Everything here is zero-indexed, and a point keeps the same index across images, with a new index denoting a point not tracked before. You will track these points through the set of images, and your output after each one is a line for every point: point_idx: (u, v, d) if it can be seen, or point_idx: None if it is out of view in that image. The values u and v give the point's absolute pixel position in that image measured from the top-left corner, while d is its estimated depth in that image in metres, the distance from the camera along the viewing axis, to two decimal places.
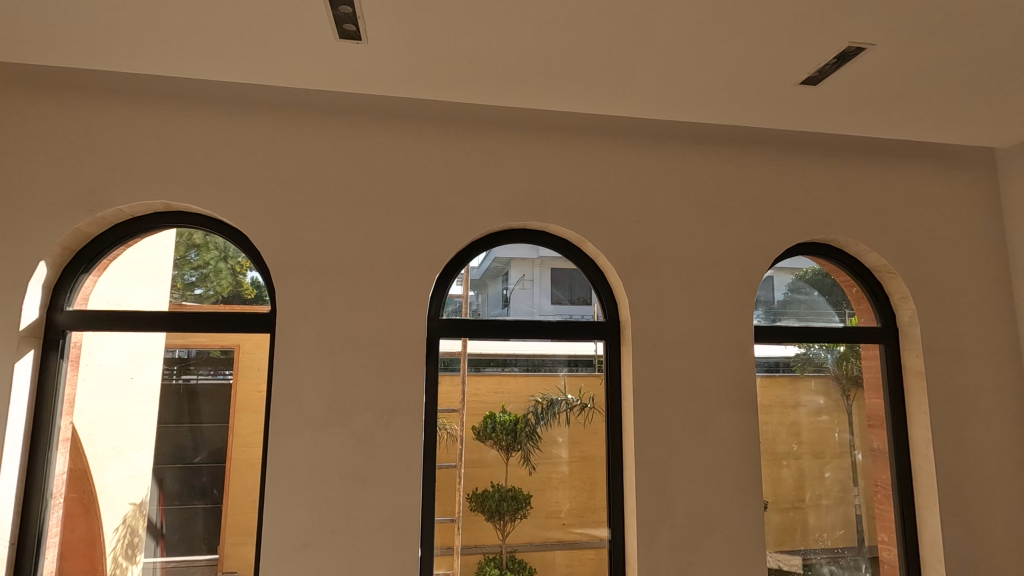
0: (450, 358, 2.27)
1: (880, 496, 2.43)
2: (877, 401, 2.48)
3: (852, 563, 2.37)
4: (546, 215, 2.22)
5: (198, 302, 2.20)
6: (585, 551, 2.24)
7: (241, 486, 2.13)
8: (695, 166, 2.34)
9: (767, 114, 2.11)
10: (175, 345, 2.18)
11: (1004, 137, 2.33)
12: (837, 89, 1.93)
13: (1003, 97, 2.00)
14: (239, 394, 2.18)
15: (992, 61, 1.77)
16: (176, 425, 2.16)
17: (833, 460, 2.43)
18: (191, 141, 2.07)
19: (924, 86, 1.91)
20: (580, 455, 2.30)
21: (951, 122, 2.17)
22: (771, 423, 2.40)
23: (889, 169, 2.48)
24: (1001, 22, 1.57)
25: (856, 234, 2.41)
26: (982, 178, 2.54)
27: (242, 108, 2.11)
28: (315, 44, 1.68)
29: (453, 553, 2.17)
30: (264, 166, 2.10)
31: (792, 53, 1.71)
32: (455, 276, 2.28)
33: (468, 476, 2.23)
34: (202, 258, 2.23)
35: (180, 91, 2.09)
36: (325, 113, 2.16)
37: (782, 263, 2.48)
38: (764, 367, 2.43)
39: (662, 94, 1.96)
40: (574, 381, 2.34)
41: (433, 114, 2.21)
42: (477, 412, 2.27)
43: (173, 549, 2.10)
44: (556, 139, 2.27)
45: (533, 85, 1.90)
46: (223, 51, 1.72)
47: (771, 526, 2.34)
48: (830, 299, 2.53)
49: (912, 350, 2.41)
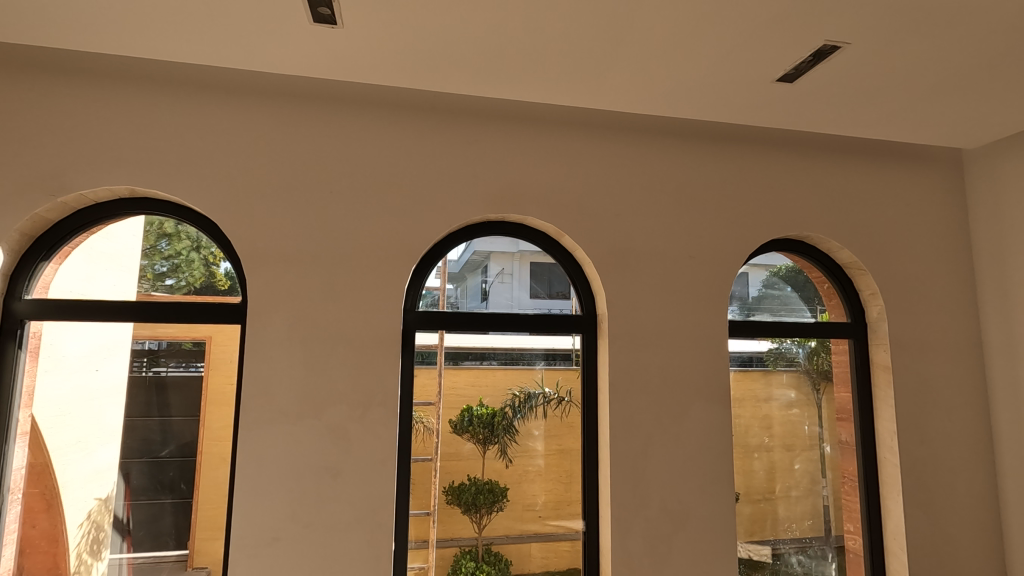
0: (427, 351, 2.25)
1: (847, 487, 2.49)
2: (846, 395, 2.54)
3: (820, 552, 2.43)
4: (525, 208, 2.21)
5: (169, 293, 2.14)
6: (561, 543, 2.25)
7: (212, 480, 2.08)
8: (674, 161, 2.35)
9: (745, 110, 2.13)
10: (143, 336, 2.12)
11: (971, 140, 2.39)
12: (813, 87, 1.95)
13: (971, 99, 2.05)
14: (209, 387, 2.13)
15: (961, 63, 1.81)
16: (143, 418, 2.10)
17: (803, 453, 2.48)
18: (160, 125, 2.01)
19: (895, 87, 1.95)
20: (557, 449, 2.31)
21: (922, 122, 2.22)
22: (743, 416, 2.44)
23: (862, 168, 2.53)
24: (970, 25, 1.61)
25: (829, 232, 2.45)
26: (950, 179, 2.62)
27: (213, 92, 2.05)
28: (289, 28, 1.64)
29: (427, 546, 2.16)
30: (237, 152, 2.04)
31: (769, 50, 1.73)
32: (433, 269, 2.26)
33: (444, 470, 2.22)
34: (173, 248, 2.17)
35: (147, 73, 2.02)
36: (301, 100, 2.11)
37: (757, 259, 2.53)
38: (738, 361, 2.47)
39: (642, 88, 1.96)
40: (551, 374, 2.34)
41: (411, 103, 2.18)
42: (453, 406, 2.26)
43: (140, 546, 2.05)
44: (536, 131, 2.26)
45: (513, 76, 1.88)
46: (192, 32, 1.66)
47: (741, 517, 2.38)
48: (803, 295, 2.58)
49: (879, 344, 2.48)
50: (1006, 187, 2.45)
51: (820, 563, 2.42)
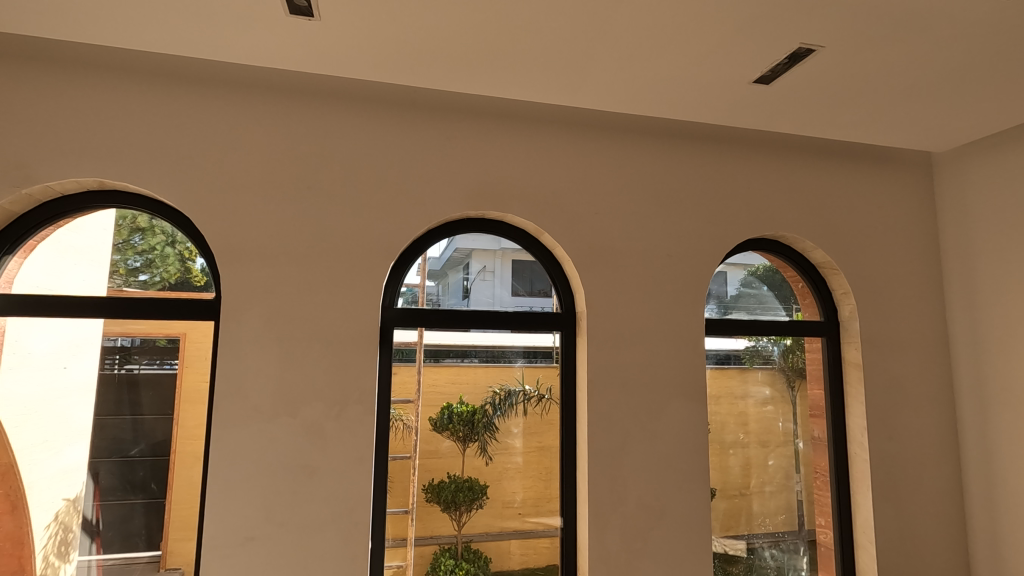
0: (406, 348, 2.24)
1: (819, 482, 2.54)
2: (818, 391, 2.59)
3: (792, 545, 2.48)
4: (505, 206, 2.21)
5: (142, 289, 2.09)
6: (541, 540, 2.26)
7: (184, 480, 2.04)
8: (653, 160, 2.37)
9: (723, 111, 2.15)
10: (114, 333, 2.07)
11: (939, 144, 2.46)
12: (789, 89, 1.98)
13: (940, 104, 2.10)
14: (183, 385, 2.09)
15: (931, 67, 1.85)
16: (115, 416, 2.05)
17: (777, 449, 2.53)
18: (130, 116, 1.95)
19: (867, 90, 1.99)
20: (537, 446, 2.31)
21: (894, 125, 2.27)
22: (719, 413, 2.47)
23: (837, 170, 2.58)
24: (939, 30, 1.65)
25: (804, 232, 2.49)
26: (920, 181, 2.68)
27: (186, 83, 2.01)
28: (264, 19, 1.61)
29: (405, 544, 2.15)
30: (210, 145, 2.00)
31: (747, 51, 1.75)
32: (413, 266, 2.25)
33: (423, 468, 2.21)
34: (147, 243, 2.12)
35: (118, 63, 1.96)
36: (277, 93, 2.07)
37: (734, 259, 2.56)
38: (715, 359, 2.50)
39: (622, 87, 1.97)
40: (531, 372, 2.34)
41: (391, 98, 2.16)
42: (433, 403, 2.25)
43: (109, 547, 2.00)
44: (516, 129, 2.26)
45: (492, 72, 1.88)
46: (163, 21, 1.62)
47: (716, 512, 2.42)
48: (779, 294, 2.62)
49: (851, 342, 2.53)
50: (973, 190, 2.52)
51: (792, 556, 2.47)
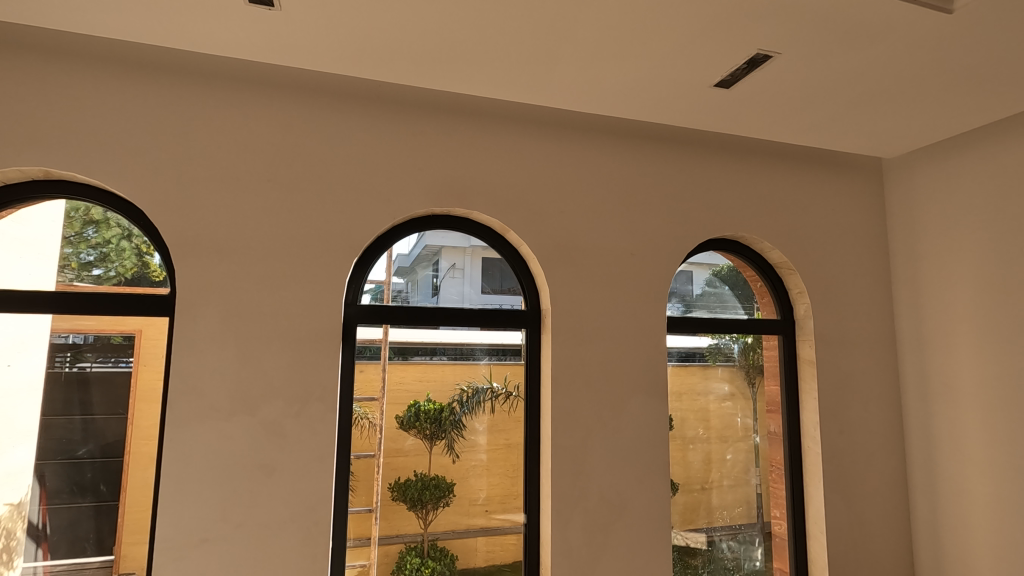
0: (371, 345, 2.21)
1: (775, 475, 2.62)
2: (775, 387, 2.67)
3: (749, 537, 2.56)
4: (471, 203, 2.21)
5: (96, 284, 2.01)
6: (507, 537, 2.27)
7: (138, 481, 1.98)
8: (618, 160, 2.41)
9: (685, 113, 2.20)
10: (64, 330, 1.98)
11: (889, 150, 2.57)
12: (748, 94, 2.04)
13: (890, 111, 2.20)
14: (138, 383, 2.02)
15: (881, 75, 1.93)
16: (63, 416, 1.97)
17: (736, 443, 2.59)
18: (79, 104, 1.87)
19: (821, 97, 2.07)
20: (503, 443, 2.32)
21: (848, 130, 2.36)
22: (681, 408, 2.52)
23: (795, 173, 2.67)
24: (886, 41, 1.72)
25: (763, 233, 2.57)
26: (872, 185, 2.80)
27: (140, 71, 1.94)
28: (222, 7, 1.56)
29: (368, 543, 2.13)
30: (166, 136, 1.94)
31: (707, 55, 1.79)
32: (380, 262, 2.23)
33: (388, 466, 2.20)
34: (102, 236, 2.04)
35: (64, 47, 1.88)
36: (236, 83, 2.02)
37: (698, 259, 2.63)
38: (678, 356, 2.56)
39: (587, 87, 1.99)
40: (498, 369, 2.35)
41: (355, 92, 2.13)
42: (399, 401, 2.24)
43: (56, 553, 1.92)
44: (482, 126, 2.26)
45: (457, 68, 1.87)
46: (113, 5, 1.56)
47: (676, 506, 2.47)
48: (740, 293, 2.70)
49: (805, 340, 2.62)
50: (920, 195, 2.65)
51: (749, 548, 2.55)
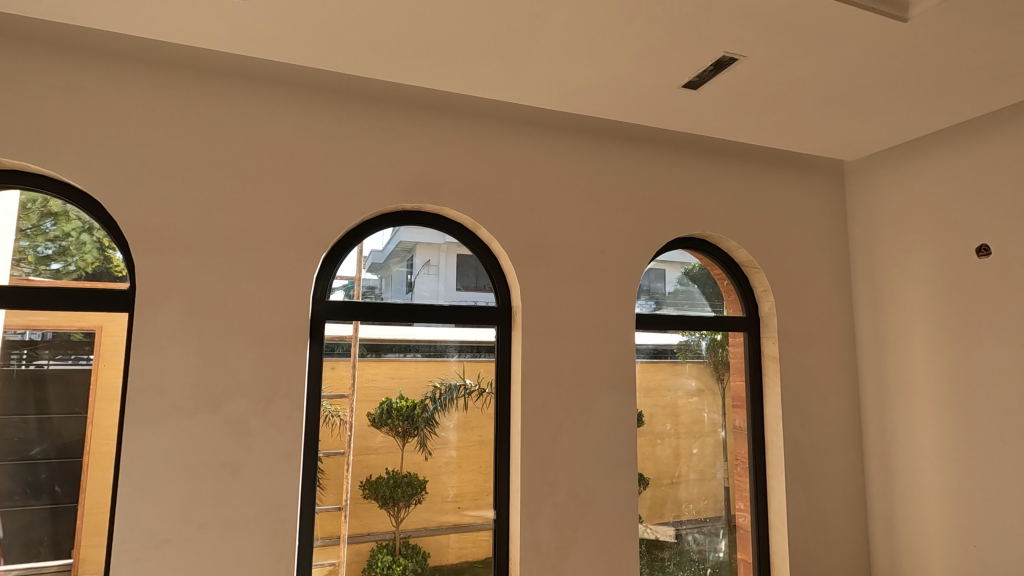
0: (341, 342, 2.19)
1: (739, 469, 2.68)
2: (741, 383, 2.73)
3: (714, 529, 2.62)
4: (442, 199, 2.21)
5: (54, 278, 1.95)
6: (479, 533, 2.27)
7: (98, 482, 1.92)
8: (588, 158, 2.43)
9: (654, 112, 2.23)
10: (19, 326, 1.91)
11: (849, 153, 2.65)
12: (715, 95, 2.08)
13: (851, 114, 2.26)
14: (98, 381, 1.96)
15: (841, 79, 1.98)
16: (16, 416, 1.89)
17: (703, 438, 2.65)
18: (30, 91, 1.80)
19: (785, 99, 2.12)
20: (476, 440, 2.32)
21: (811, 132, 2.43)
22: (649, 403, 2.56)
23: (761, 174, 2.74)
24: (844, 46, 1.78)
25: (730, 232, 2.63)
26: (834, 186, 2.89)
27: (98, 58, 1.87)
28: None
29: (338, 541, 2.12)
30: (126, 125, 1.88)
31: (673, 55, 1.82)
32: (351, 258, 2.21)
33: (359, 464, 2.18)
34: (60, 229, 1.97)
35: (12, 29, 1.79)
36: (198, 73, 1.97)
37: (669, 257, 2.68)
38: (649, 352, 2.60)
39: (556, 85, 2.01)
40: (471, 367, 2.35)
41: (323, 85, 2.11)
42: (370, 399, 2.22)
43: (10, 557, 1.85)
44: (454, 122, 2.25)
45: (427, 63, 1.87)
46: None
47: (644, 500, 2.51)
48: (709, 292, 2.75)
49: (769, 337, 2.69)
50: (879, 197, 2.74)
51: (714, 540, 2.61)
